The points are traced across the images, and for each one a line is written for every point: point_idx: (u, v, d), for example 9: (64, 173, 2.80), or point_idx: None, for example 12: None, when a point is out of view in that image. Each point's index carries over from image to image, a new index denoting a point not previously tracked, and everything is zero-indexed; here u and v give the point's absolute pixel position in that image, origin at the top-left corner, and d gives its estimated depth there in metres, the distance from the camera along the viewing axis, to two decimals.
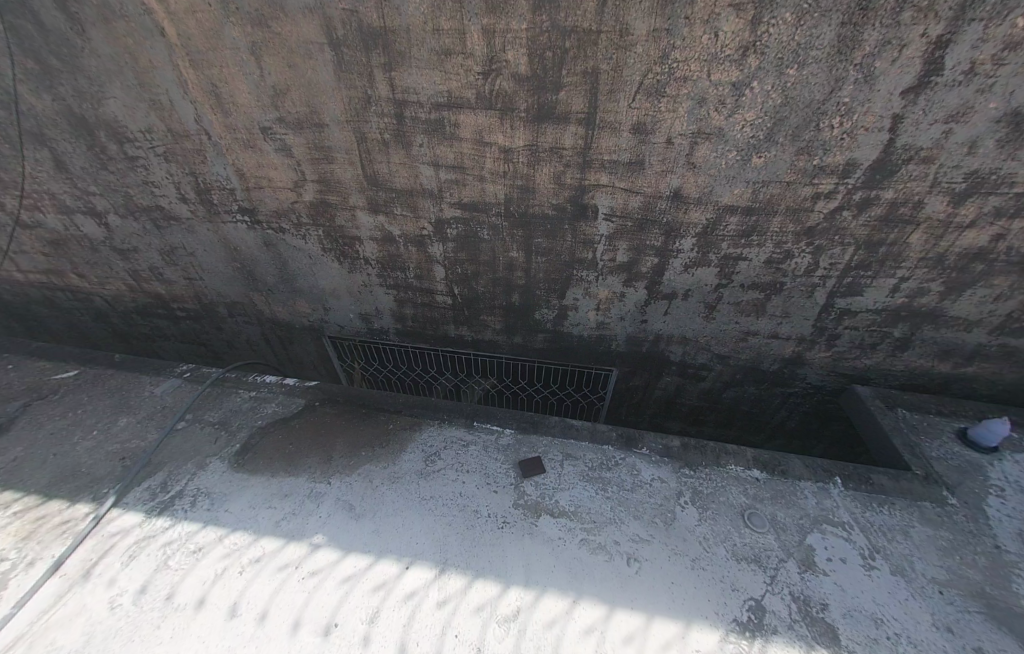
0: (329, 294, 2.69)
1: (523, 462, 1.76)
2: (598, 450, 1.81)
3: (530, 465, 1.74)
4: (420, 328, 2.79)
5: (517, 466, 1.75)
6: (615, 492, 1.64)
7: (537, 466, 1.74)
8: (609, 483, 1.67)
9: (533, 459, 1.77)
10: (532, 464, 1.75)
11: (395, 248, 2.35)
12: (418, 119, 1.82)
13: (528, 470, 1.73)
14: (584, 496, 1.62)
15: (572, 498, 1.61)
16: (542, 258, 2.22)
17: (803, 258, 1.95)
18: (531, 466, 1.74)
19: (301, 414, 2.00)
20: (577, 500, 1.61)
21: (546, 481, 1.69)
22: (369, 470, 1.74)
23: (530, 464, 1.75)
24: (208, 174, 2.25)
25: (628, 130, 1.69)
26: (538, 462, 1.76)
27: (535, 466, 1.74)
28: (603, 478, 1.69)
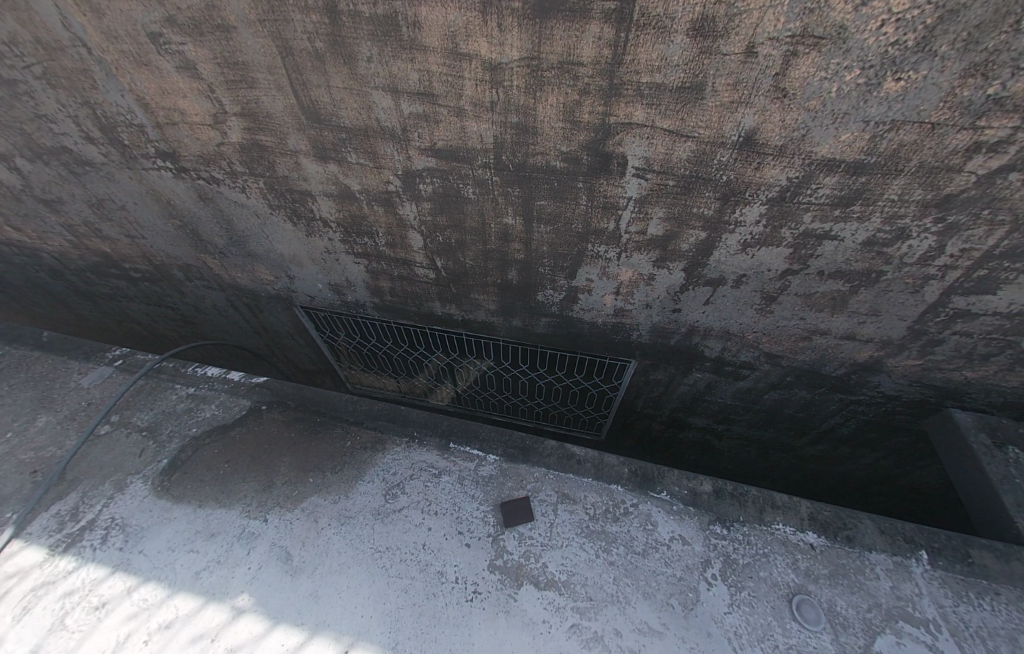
0: (290, 261, 2.22)
1: (506, 506, 1.40)
2: (604, 492, 1.42)
3: (515, 511, 1.39)
4: (400, 303, 2.32)
5: (497, 512, 1.40)
6: (621, 556, 1.27)
7: (523, 514, 1.38)
8: (614, 543, 1.30)
9: (519, 502, 1.41)
10: (517, 509, 1.39)
11: (356, 207, 1.80)
12: (359, 17, 1.18)
13: (511, 518, 1.37)
14: (579, 561, 1.27)
15: (564, 563, 1.27)
16: (547, 227, 1.66)
17: (923, 240, 1.33)
18: (515, 513, 1.38)
19: (243, 422, 1.66)
20: (570, 567, 1.26)
21: (533, 534, 1.33)
22: (315, 506, 1.42)
23: (515, 510, 1.39)
24: (106, 104, 1.69)
25: (684, 31, 1.03)
26: (524, 506, 1.39)
27: (521, 513, 1.38)
28: (607, 533, 1.32)
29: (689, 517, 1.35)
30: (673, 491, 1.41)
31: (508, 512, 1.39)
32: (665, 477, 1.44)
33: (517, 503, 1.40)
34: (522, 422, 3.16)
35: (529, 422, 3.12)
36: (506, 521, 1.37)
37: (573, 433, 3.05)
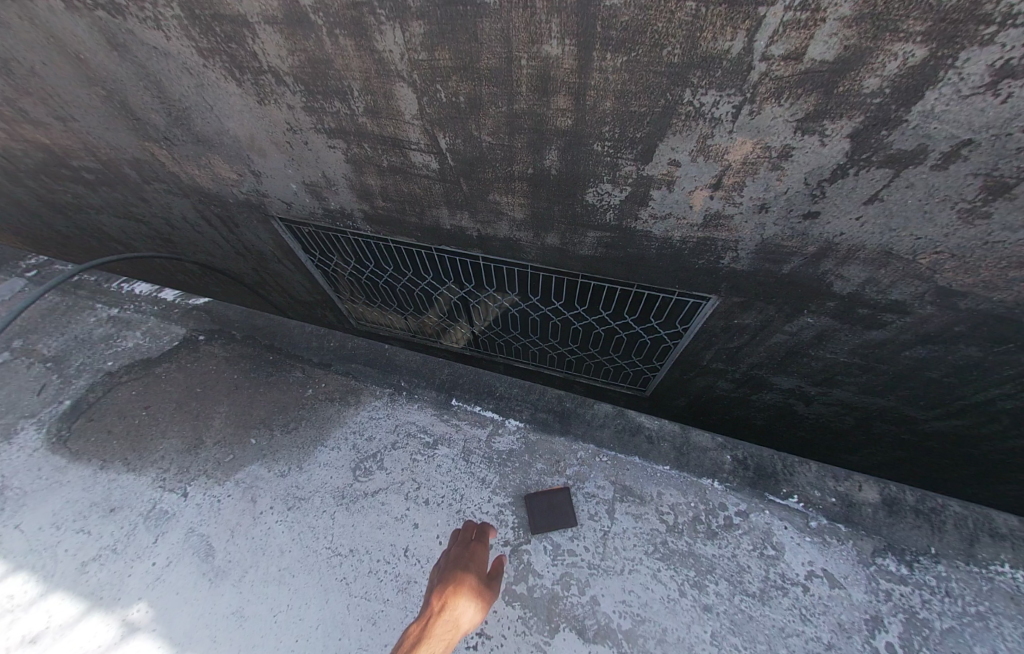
0: (250, 148, 1.64)
1: (532, 501, 0.92)
2: (690, 492, 0.91)
3: (546, 510, 0.90)
4: (397, 214, 1.72)
5: (519, 509, 0.92)
6: (721, 598, 0.80)
7: (558, 516, 0.90)
8: (708, 574, 0.82)
9: (553, 496, 0.92)
10: (550, 508, 0.91)
11: (312, 43, 1.14)
12: None
13: (540, 521, 0.89)
14: (655, 603, 0.80)
15: (630, 604, 0.80)
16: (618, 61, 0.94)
17: None
18: (545, 513, 0.90)
19: (174, 355, 1.21)
20: (637, 605, 0.80)
21: (579, 553, 0.86)
22: (254, 479, 0.98)
23: (546, 509, 0.90)
24: None
25: None
26: (560, 504, 0.91)
27: (555, 514, 0.90)
28: (697, 558, 0.84)
29: (833, 545, 0.85)
30: (812, 501, 0.89)
31: (535, 511, 0.90)
32: (797, 476, 0.92)
33: (549, 498, 0.91)
34: (551, 371, 2.68)
35: (558, 372, 2.63)
36: (532, 525, 0.89)
37: (611, 387, 2.52)
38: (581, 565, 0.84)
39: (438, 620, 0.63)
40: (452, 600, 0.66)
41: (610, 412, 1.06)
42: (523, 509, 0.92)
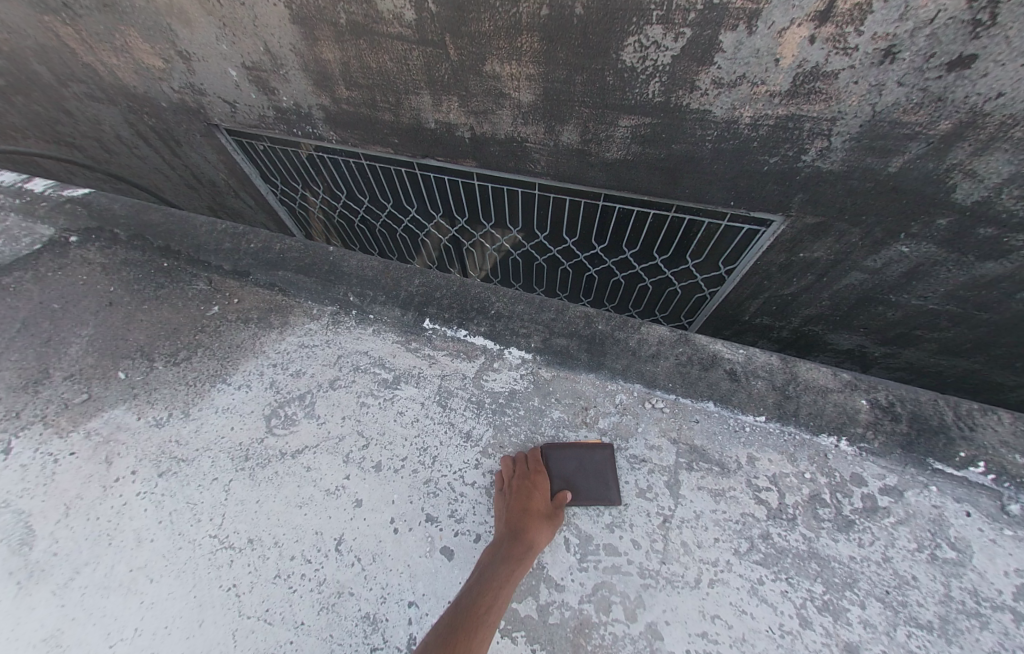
0: (166, 11, 1.22)
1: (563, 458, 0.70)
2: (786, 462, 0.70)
3: (579, 475, 0.68)
4: (368, 109, 1.34)
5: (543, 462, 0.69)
6: (868, 627, 0.58)
7: (592, 485, 0.68)
8: (851, 586, 0.61)
9: (594, 458, 0.70)
10: (584, 473, 0.69)
11: None
12: None
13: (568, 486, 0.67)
14: (746, 611, 0.60)
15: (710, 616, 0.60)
16: None
17: None
18: (577, 479, 0.68)
19: (35, 261, 0.85)
20: (743, 630, 0.59)
21: (636, 547, 0.65)
22: (115, 430, 0.71)
23: (579, 473, 0.69)
24: None
25: None
26: (599, 470, 0.69)
27: (590, 484, 0.68)
28: (824, 563, 0.63)
29: None
30: (1010, 471, 0.66)
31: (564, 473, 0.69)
32: (974, 435, 0.68)
33: (586, 459, 0.69)
34: None
35: None
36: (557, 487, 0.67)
37: None
38: (656, 572, 0.63)
39: (516, 550, 0.57)
40: (529, 525, 0.59)
41: (667, 333, 0.82)
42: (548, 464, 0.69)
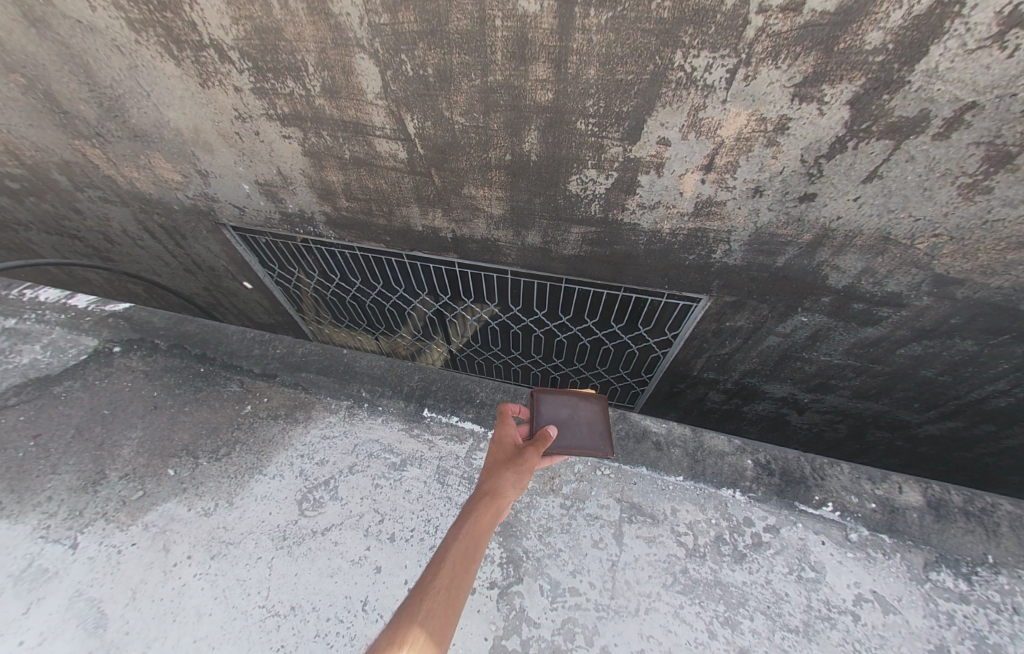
0: (195, 142, 1.47)
1: (561, 404, 0.90)
2: (701, 506, 0.90)
3: (578, 420, 0.88)
4: (364, 214, 1.58)
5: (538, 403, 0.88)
6: (756, 634, 0.76)
7: (584, 430, 0.86)
8: (743, 604, 0.79)
9: (581, 406, 0.91)
10: (582, 419, 0.88)
11: (259, 7, 1.01)
12: None
13: (569, 429, 0.86)
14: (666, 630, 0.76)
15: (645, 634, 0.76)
16: (603, 16, 0.85)
17: None
18: (578, 423, 0.87)
19: (80, 372, 1.00)
20: (669, 645, 0.75)
21: (585, 583, 0.81)
22: (169, 521, 0.84)
23: (578, 419, 0.88)
24: None
25: None
26: (593, 419, 0.90)
27: (588, 431, 0.87)
28: (726, 588, 0.81)
29: (878, 559, 0.83)
30: (848, 508, 0.88)
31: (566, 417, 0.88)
32: (828, 481, 0.91)
33: (581, 406, 0.91)
34: None
35: None
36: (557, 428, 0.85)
37: None
38: (607, 605, 0.79)
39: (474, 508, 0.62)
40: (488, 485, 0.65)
41: (612, 416, 1.04)
42: (543, 405, 0.89)
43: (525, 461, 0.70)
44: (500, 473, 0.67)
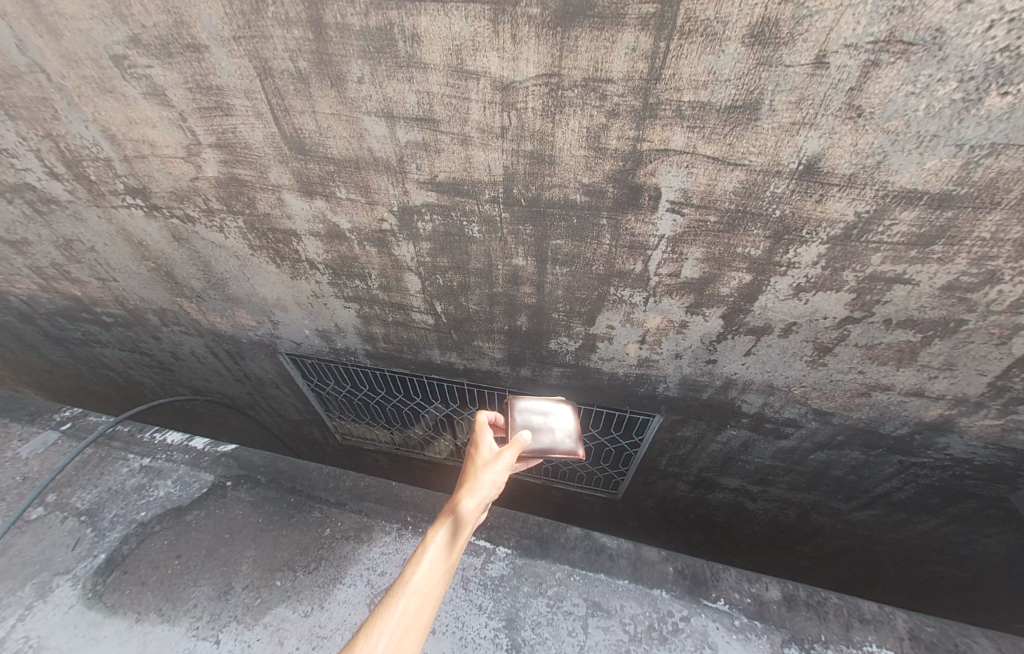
0: (274, 305, 1.99)
1: (537, 412, 1.22)
2: (641, 600, 1.25)
3: (552, 427, 1.19)
4: (396, 351, 2.08)
5: (517, 413, 1.20)
6: None
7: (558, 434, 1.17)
8: None
9: (555, 414, 1.24)
10: (556, 425, 1.20)
11: (347, 248, 1.58)
12: (348, 31, 0.98)
13: (545, 435, 1.15)
14: None
15: None
16: (563, 268, 1.43)
17: (1017, 285, 1.11)
18: (552, 430, 1.18)
19: (203, 503, 1.39)
20: None
21: None
22: (280, 620, 1.15)
23: (552, 426, 1.19)
24: (69, 137, 1.48)
25: (739, 38, 0.83)
26: (567, 425, 1.22)
27: (560, 435, 1.17)
28: None
29: (752, 638, 1.18)
30: (733, 601, 1.24)
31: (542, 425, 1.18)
32: (721, 581, 1.28)
33: (554, 414, 1.23)
34: (529, 478, 2.92)
35: (537, 478, 2.90)
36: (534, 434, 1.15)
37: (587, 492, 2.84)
38: None
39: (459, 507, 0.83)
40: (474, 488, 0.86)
41: (579, 536, 1.41)
42: (522, 415, 1.20)
43: (504, 458, 0.90)
44: (484, 469, 0.87)
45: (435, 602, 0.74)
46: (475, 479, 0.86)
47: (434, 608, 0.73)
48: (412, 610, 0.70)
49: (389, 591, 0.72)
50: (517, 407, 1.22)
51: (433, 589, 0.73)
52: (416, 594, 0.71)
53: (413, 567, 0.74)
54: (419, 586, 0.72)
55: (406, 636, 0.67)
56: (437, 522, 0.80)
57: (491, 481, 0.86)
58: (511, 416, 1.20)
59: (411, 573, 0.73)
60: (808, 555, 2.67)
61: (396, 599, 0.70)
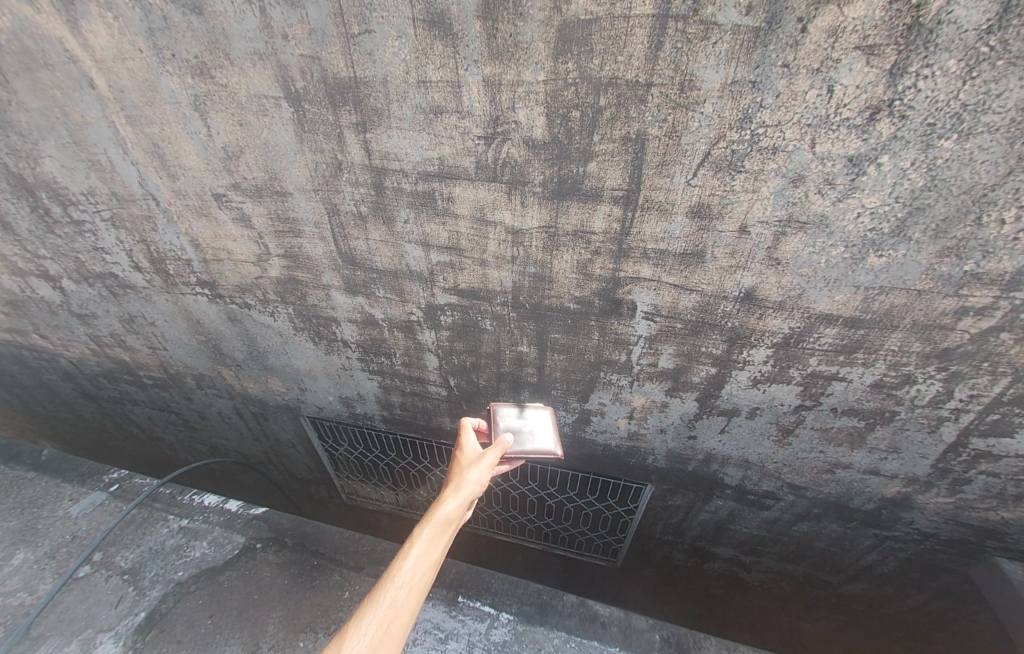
0: (304, 374, 2.25)
1: (516, 416, 1.33)
2: None
3: (531, 429, 1.30)
4: (410, 417, 2.30)
5: (498, 417, 1.32)
6: None
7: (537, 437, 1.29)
8: None
9: (534, 415, 1.35)
10: (535, 428, 1.31)
11: (378, 333, 1.87)
12: (402, 191, 1.36)
13: (525, 437, 1.27)
14: None
15: None
16: (560, 355, 1.69)
17: (930, 385, 1.36)
18: (531, 433, 1.29)
19: (234, 564, 1.55)
20: None
21: None
22: None
23: (531, 428, 1.30)
24: (160, 243, 1.83)
25: (683, 213, 1.19)
26: (545, 425, 1.34)
27: (539, 436, 1.29)
28: None
29: None
30: None
31: (522, 429, 1.29)
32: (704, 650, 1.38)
33: (533, 415, 1.35)
34: (530, 543, 2.99)
35: (538, 543, 2.95)
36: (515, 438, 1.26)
37: (587, 557, 2.88)
38: None
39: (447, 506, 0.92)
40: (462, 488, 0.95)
41: (575, 603, 1.50)
42: (503, 420, 1.31)
43: (486, 460, 1.02)
44: (470, 471, 0.98)
45: (420, 592, 0.84)
46: (460, 480, 0.97)
47: (419, 598, 0.83)
48: (399, 601, 0.80)
49: (378, 584, 0.82)
50: (497, 411, 1.33)
51: (418, 582, 0.83)
52: (402, 587, 0.81)
53: (400, 562, 0.84)
54: (405, 579, 0.82)
55: (393, 622, 0.78)
56: (423, 520, 0.89)
57: (475, 482, 0.96)
58: (492, 420, 1.32)
59: (398, 568, 0.83)
60: (810, 630, 2.66)
61: (385, 591, 0.80)
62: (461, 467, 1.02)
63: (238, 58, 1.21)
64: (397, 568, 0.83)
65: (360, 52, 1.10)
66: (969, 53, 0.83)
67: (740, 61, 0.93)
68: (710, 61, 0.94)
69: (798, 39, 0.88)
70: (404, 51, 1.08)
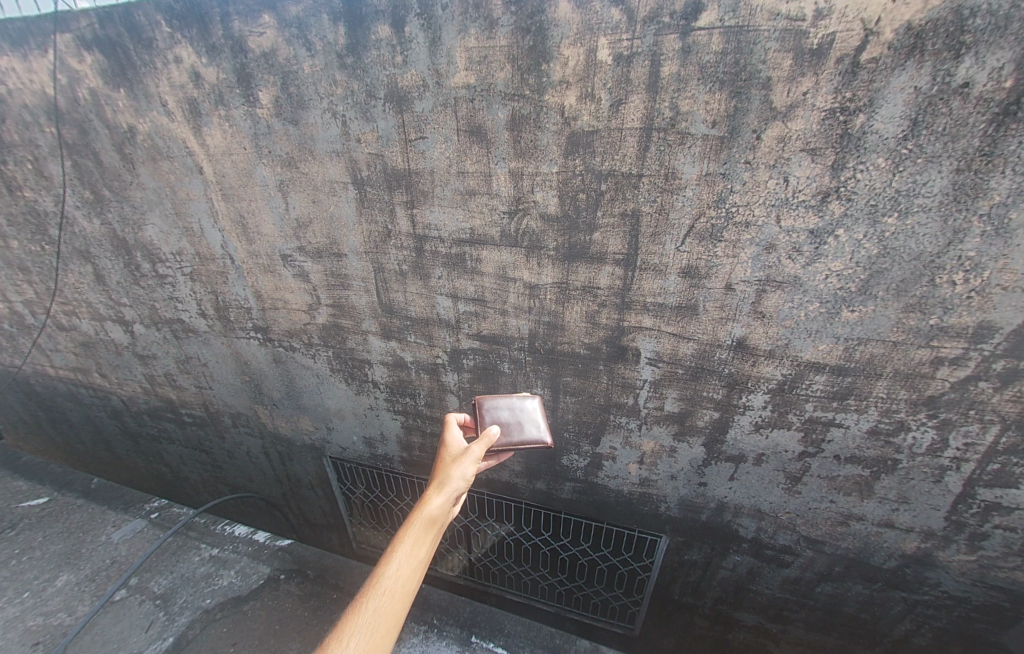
0: (334, 414, 2.42)
1: (504, 408, 1.46)
2: None
3: (520, 420, 1.44)
4: (428, 459, 2.40)
5: (488, 410, 1.44)
6: None
7: (530, 430, 1.42)
8: None
9: (524, 408, 1.48)
10: (523, 418, 1.45)
11: (405, 374, 2.06)
12: (438, 254, 1.63)
13: (514, 427, 1.41)
14: None
15: None
16: (572, 398, 1.84)
17: (923, 433, 1.43)
18: (520, 423, 1.43)
19: (258, 594, 1.61)
20: None
21: None
22: None
23: (520, 419, 1.44)
24: (227, 294, 2.13)
25: (675, 274, 1.40)
26: (534, 415, 1.47)
27: (527, 425, 1.43)
28: None
29: None
30: None
31: (511, 420, 1.43)
32: None
33: (523, 408, 1.48)
34: (542, 604, 2.86)
35: (551, 604, 2.82)
36: (504, 429, 1.40)
37: (602, 622, 2.73)
38: None
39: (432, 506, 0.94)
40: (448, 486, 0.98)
41: (588, 650, 1.47)
42: (494, 413, 1.43)
43: (471, 454, 1.06)
44: (456, 467, 1.02)
45: (408, 597, 0.85)
46: (445, 478, 1.00)
47: (407, 604, 0.84)
48: (383, 609, 0.80)
49: (362, 593, 0.82)
50: (487, 404, 1.46)
51: (403, 586, 0.84)
52: (385, 594, 0.82)
53: (384, 569, 0.85)
54: (388, 585, 0.83)
55: (379, 632, 0.78)
56: (410, 522, 0.92)
57: (460, 478, 0.99)
58: (482, 414, 1.44)
59: (383, 573, 0.84)
60: None
61: (369, 600, 0.81)
62: (446, 465, 1.06)
63: (319, 154, 1.56)
64: (380, 575, 0.84)
65: (414, 151, 1.44)
66: (893, 154, 1.06)
67: (711, 158, 1.19)
68: (688, 160, 1.20)
69: (755, 144, 1.14)
70: (448, 151, 1.41)
